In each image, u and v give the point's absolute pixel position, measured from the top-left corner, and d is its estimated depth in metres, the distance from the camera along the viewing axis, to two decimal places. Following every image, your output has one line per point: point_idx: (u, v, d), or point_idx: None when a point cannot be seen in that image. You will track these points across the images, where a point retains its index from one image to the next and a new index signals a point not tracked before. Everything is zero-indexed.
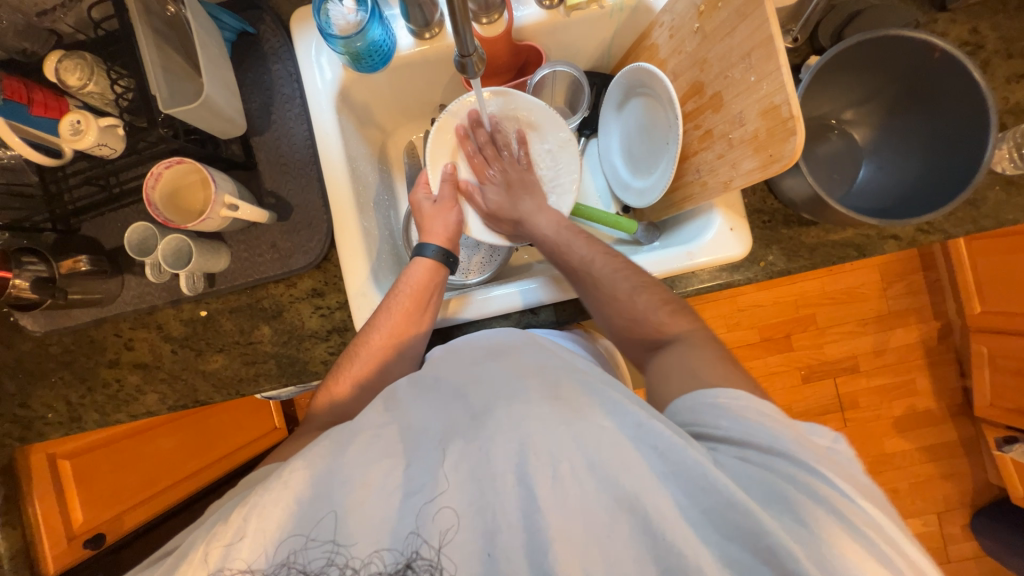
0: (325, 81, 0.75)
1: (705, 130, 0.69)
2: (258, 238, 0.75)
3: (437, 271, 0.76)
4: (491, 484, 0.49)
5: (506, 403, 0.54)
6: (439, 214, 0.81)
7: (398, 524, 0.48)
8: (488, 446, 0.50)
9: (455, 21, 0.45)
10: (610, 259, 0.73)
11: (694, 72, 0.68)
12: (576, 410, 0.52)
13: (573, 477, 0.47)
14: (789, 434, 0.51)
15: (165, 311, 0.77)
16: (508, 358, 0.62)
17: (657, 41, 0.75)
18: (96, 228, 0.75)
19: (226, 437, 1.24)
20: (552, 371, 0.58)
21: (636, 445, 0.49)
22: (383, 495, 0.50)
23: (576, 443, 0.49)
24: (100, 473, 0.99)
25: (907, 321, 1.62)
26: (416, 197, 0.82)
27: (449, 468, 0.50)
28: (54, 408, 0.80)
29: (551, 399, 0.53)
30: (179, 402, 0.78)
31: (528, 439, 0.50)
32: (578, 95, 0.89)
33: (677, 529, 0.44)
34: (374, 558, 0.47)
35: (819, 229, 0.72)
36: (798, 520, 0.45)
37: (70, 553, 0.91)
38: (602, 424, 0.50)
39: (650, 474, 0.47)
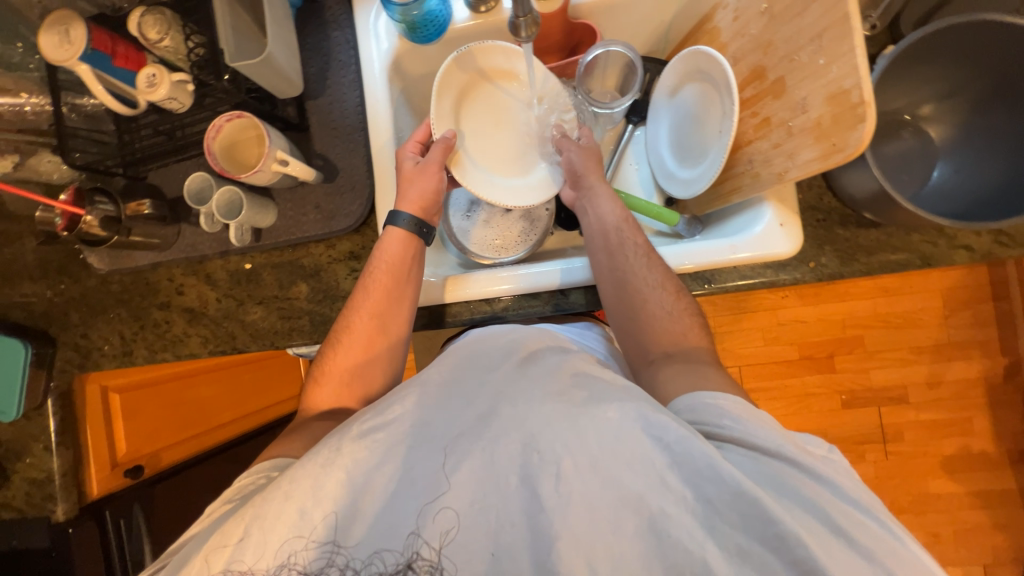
0: (380, 51, 0.77)
1: (762, 118, 0.65)
2: (303, 198, 0.78)
3: (411, 241, 0.73)
4: (496, 487, 0.49)
5: (511, 402, 0.53)
6: (416, 180, 0.73)
7: (398, 525, 0.48)
8: (493, 448, 0.50)
9: None
10: (647, 244, 0.71)
11: (757, 56, 0.65)
12: (581, 406, 0.50)
13: (577, 477, 0.47)
14: (786, 439, 0.49)
15: (214, 261, 0.82)
16: (517, 358, 0.61)
17: (720, 24, 0.71)
18: (160, 177, 0.81)
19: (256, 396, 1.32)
20: (556, 372, 0.57)
21: (644, 437, 0.47)
22: (386, 498, 0.49)
23: (579, 437, 0.48)
24: (145, 409, 1.07)
25: (968, 354, 1.49)
26: (402, 153, 0.75)
27: (450, 471, 0.50)
28: (111, 341, 0.86)
29: (555, 396, 0.52)
30: (218, 347, 0.82)
31: (529, 438, 0.50)
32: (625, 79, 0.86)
33: (680, 521, 0.44)
34: (375, 559, 0.47)
35: (880, 231, 0.67)
36: (807, 518, 0.44)
37: (113, 480, 0.97)
38: (606, 416, 0.49)
39: (654, 470, 0.46)
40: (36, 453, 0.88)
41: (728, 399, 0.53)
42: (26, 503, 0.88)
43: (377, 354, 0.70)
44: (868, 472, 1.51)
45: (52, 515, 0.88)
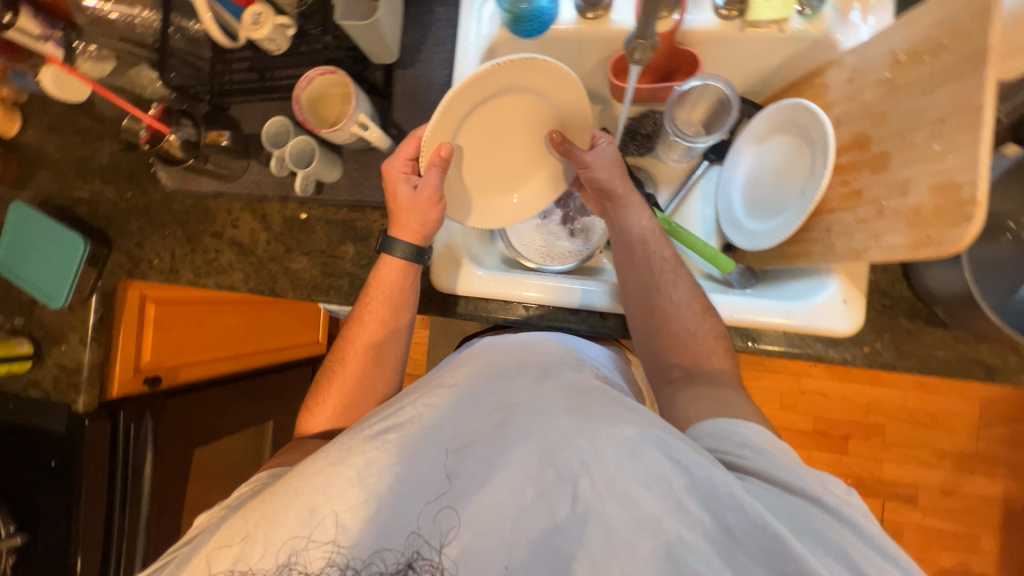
0: (478, 34, 0.76)
1: (852, 189, 0.62)
2: (371, 163, 0.79)
3: (408, 270, 0.72)
4: (511, 497, 0.48)
5: (527, 413, 0.54)
6: (415, 210, 0.69)
7: (405, 523, 0.48)
8: (508, 457, 0.50)
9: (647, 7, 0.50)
10: (674, 258, 0.72)
11: (863, 124, 0.62)
12: (594, 420, 0.51)
13: (594, 495, 0.47)
14: (810, 476, 0.48)
15: (273, 203, 0.84)
16: (534, 373, 0.61)
17: (830, 81, 0.68)
18: (241, 112, 0.83)
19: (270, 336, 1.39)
20: (572, 390, 0.57)
21: (661, 459, 0.46)
22: (394, 496, 0.49)
23: (594, 448, 0.48)
24: (174, 325, 1.11)
25: (992, 471, 1.41)
26: (393, 173, 0.70)
27: (464, 474, 0.50)
28: (161, 256, 0.89)
29: (571, 411, 0.53)
30: (257, 287, 0.84)
31: (544, 448, 0.50)
32: (710, 117, 0.85)
33: (699, 550, 0.43)
34: (375, 558, 0.46)
35: (948, 333, 0.64)
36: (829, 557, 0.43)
37: (130, 385, 1.01)
38: (623, 433, 0.48)
39: (673, 496, 0.45)
40: (72, 342, 0.93)
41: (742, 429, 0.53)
42: (53, 386, 0.93)
43: (372, 378, 0.73)
44: None
45: (73, 404, 0.92)
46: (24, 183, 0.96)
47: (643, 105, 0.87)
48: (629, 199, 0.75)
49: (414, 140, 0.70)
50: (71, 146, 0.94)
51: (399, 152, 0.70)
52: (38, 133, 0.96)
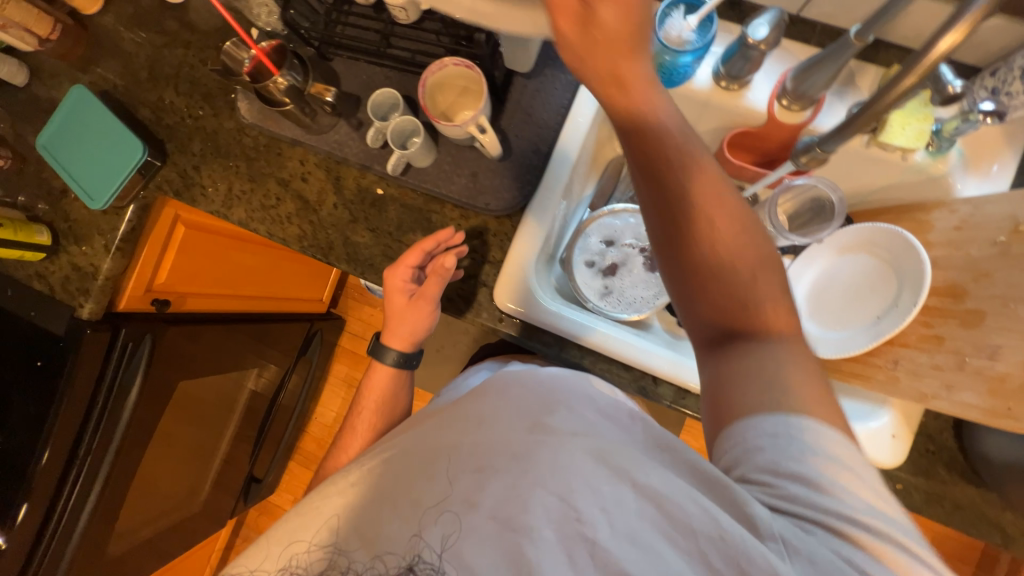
0: None
1: (933, 334, 0.63)
2: (465, 161, 0.77)
3: (398, 373, 0.83)
4: (527, 535, 0.42)
5: (551, 444, 0.45)
6: (404, 322, 0.78)
7: (403, 534, 0.46)
8: (526, 489, 0.43)
9: (835, 133, 0.54)
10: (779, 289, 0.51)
11: (962, 275, 0.63)
12: (613, 460, 0.43)
13: (629, 549, 0.40)
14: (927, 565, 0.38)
15: (351, 168, 0.81)
16: (565, 392, 0.50)
17: (935, 221, 0.69)
18: (344, 67, 0.80)
19: (275, 283, 1.35)
20: (606, 419, 0.47)
21: (693, 511, 0.40)
22: (399, 507, 0.47)
23: (613, 492, 0.42)
24: (197, 253, 1.06)
25: None
26: (393, 279, 0.75)
27: (473, 499, 0.45)
28: (216, 186, 0.85)
29: (603, 451, 0.44)
30: (310, 248, 0.81)
31: (563, 485, 0.43)
32: (794, 210, 0.82)
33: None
34: (375, 564, 0.46)
35: (980, 494, 0.65)
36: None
37: (138, 302, 0.98)
38: (662, 487, 0.41)
39: (699, 552, 0.39)
40: (94, 247, 0.87)
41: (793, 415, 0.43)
42: (61, 286, 0.88)
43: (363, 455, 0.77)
44: None
45: (78, 309, 0.88)
46: (87, 66, 0.90)
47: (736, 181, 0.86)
48: (695, 172, 0.49)
49: (418, 253, 0.73)
50: (149, 44, 0.89)
51: (402, 260, 0.73)
52: (116, 20, 0.90)
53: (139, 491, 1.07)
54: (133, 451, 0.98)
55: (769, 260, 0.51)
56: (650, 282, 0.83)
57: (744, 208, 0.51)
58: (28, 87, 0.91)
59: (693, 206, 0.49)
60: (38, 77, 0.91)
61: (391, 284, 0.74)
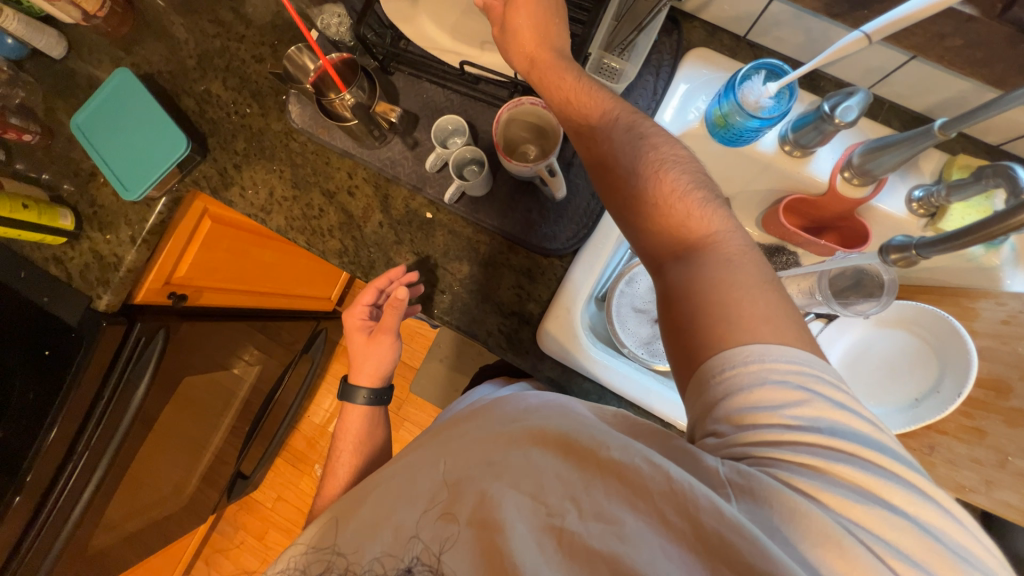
0: (677, 118, 0.74)
1: (975, 426, 0.64)
2: (521, 196, 0.76)
3: (373, 412, 0.81)
4: (497, 523, 0.45)
5: (517, 441, 0.49)
6: (366, 360, 0.79)
7: (395, 539, 0.50)
8: (494, 483, 0.47)
9: (945, 246, 0.59)
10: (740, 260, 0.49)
11: (1007, 370, 0.64)
12: (576, 449, 0.45)
13: (597, 529, 0.42)
14: (872, 462, 0.40)
15: (400, 187, 0.79)
16: (536, 399, 0.53)
17: (981, 310, 0.70)
18: (405, 85, 0.78)
19: (292, 282, 1.31)
20: (572, 411, 0.50)
21: (652, 488, 0.41)
22: (389, 514, 0.52)
23: (576, 477, 0.44)
24: (219, 248, 1.02)
25: None
26: (352, 318, 0.79)
27: (453, 501, 0.49)
28: (256, 190, 0.82)
29: (561, 435, 0.47)
30: (351, 265, 0.79)
31: (530, 477, 0.46)
32: (833, 275, 0.75)
33: (718, 564, 0.37)
34: (375, 565, 0.50)
35: None
36: (907, 538, 0.38)
37: (154, 295, 0.94)
38: (611, 462, 0.43)
39: (657, 513, 0.40)
40: (120, 236, 0.85)
41: (777, 365, 0.43)
42: (80, 274, 0.85)
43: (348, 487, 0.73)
44: None
45: (96, 301, 0.85)
46: (131, 47, 0.86)
47: (780, 240, 0.86)
48: (641, 159, 0.54)
49: (373, 290, 0.76)
50: (199, 32, 0.86)
51: (358, 299, 0.78)
52: (166, 3, 0.87)
53: (129, 487, 1.02)
54: (130, 446, 0.93)
55: (744, 252, 0.49)
56: None
57: (702, 194, 0.52)
58: (65, 61, 0.88)
59: (650, 198, 0.53)
60: (78, 53, 0.87)
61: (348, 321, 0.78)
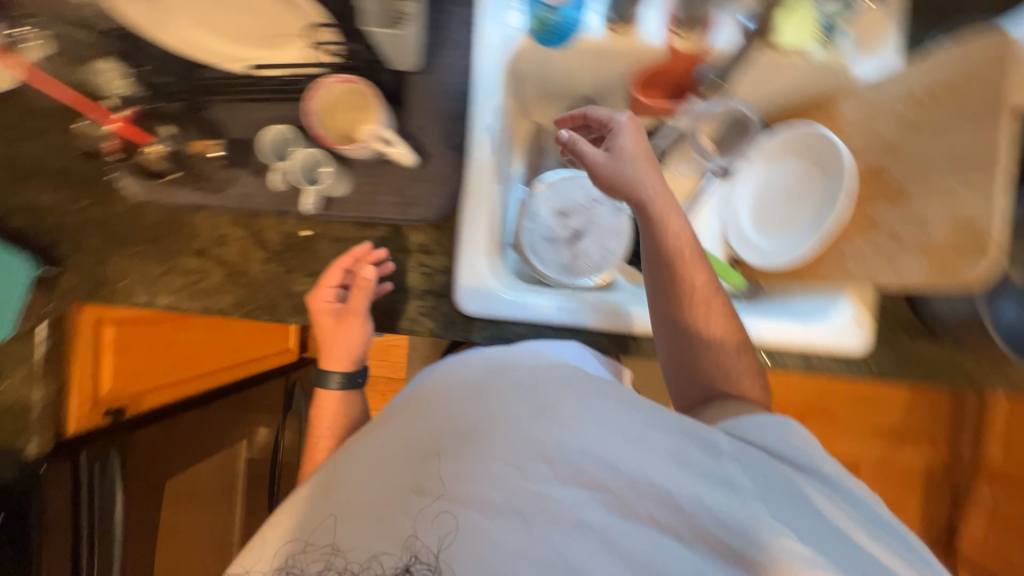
0: (501, 40, 0.72)
1: (869, 218, 0.67)
2: (385, 176, 0.73)
3: (349, 398, 0.74)
4: (496, 498, 0.47)
5: (493, 416, 0.51)
6: (338, 342, 0.72)
7: (379, 538, 0.47)
8: (482, 462, 0.48)
9: None
10: (708, 287, 0.63)
11: (879, 156, 0.66)
12: (551, 412, 0.50)
13: (589, 480, 0.47)
14: (815, 454, 0.51)
15: (268, 217, 0.75)
16: (501, 372, 0.57)
17: (844, 111, 0.72)
18: (226, 114, 0.73)
19: (237, 349, 1.28)
20: (539, 376, 0.54)
21: (650, 453, 0.47)
22: (371, 508, 0.49)
23: (554, 435, 0.48)
24: (135, 346, 0.99)
25: (920, 444, 1.59)
26: (317, 303, 0.71)
27: (437, 482, 0.48)
28: (132, 276, 0.78)
29: (537, 406, 0.51)
30: (254, 312, 0.76)
31: (510, 447, 0.48)
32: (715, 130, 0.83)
33: (705, 531, 0.45)
34: (373, 563, 0.47)
35: (939, 348, 0.70)
36: (854, 512, 0.47)
37: (89, 418, 0.90)
38: (587, 420, 0.49)
39: (648, 482, 0.46)
40: (17, 379, 0.83)
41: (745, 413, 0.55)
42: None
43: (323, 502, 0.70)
44: None
45: (24, 449, 0.84)
46: None
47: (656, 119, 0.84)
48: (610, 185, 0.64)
49: (337, 270, 0.70)
50: None
51: (323, 282, 0.71)
52: None
53: None
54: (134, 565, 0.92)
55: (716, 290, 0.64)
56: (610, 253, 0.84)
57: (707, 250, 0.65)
58: None
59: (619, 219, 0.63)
60: None
61: (311, 304, 0.71)
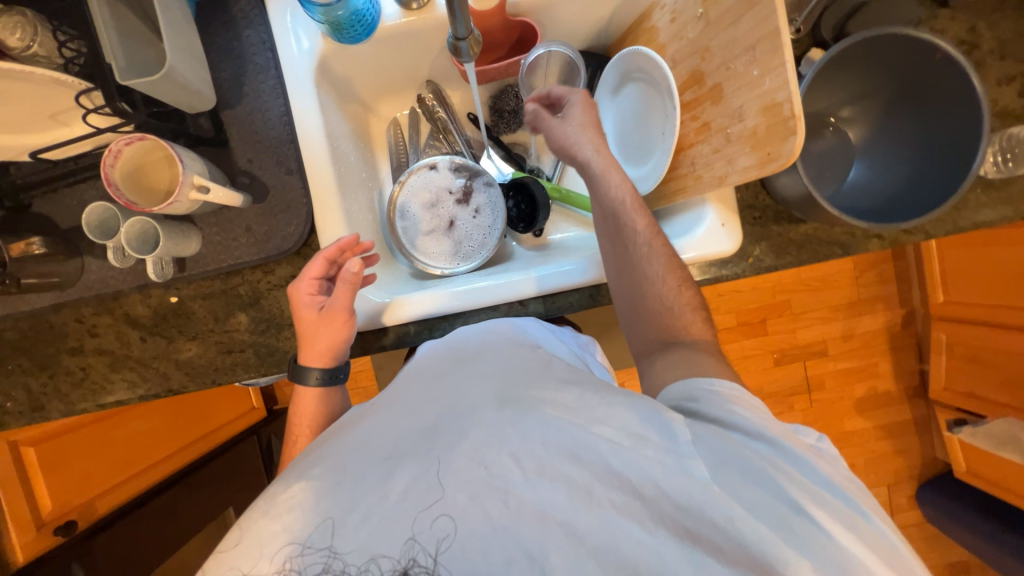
0: (301, 50, 0.70)
1: (703, 122, 0.67)
2: (231, 220, 0.71)
3: (330, 393, 0.69)
4: (477, 496, 0.43)
5: (461, 412, 0.49)
6: (320, 334, 0.66)
7: (361, 545, 0.41)
8: (454, 458, 0.44)
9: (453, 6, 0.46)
10: (650, 228, 0.63)
11: (695, 60, 0.66)
12: (513, 399, 0.48)
13: (571, 461, 0.44)
14: (771, 424, 0.47)
15: (131, 295, 0.73)
16: (474, 363, 0.57)
17: (658, 24, 0.72)
18: (49, 206, 0.70)
19: (202, 420, 1.25)
20: (508, 368, 0.54)
21: (612, 429, 0.45)
22: (347, 504, 0.43)
23: (531, 421, 0.45)
24: (70, 458, 0.97)
25: (875, 309, 1.65)
26: (299, 294, 0.66)
27: (413, 480, 0.44)
28: (13, 396, 0.74)
29: (505, 398, 0.49)
30: (151, 392, 0.74)
31: (482, 441, 0.45)
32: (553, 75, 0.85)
33: (670, 516, 0.42)
34: (370, 566, 0.41)
35: (808, 226, 0.71)
36: (829, 496, 0.43)
37: (39, 542, 0.90)
38: (562, 400, 0.48)
39: (605, 465, 0.43)
40: None
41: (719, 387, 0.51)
42: None
43: None
44: (796, 420, 1.68)
45: None
46: None
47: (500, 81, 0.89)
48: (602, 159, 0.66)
49: (320, 261, 0.66)
50: None
51: (305, 272, 0.66)
52: None
53: None
54: None
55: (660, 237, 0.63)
56: (489, 227, 0.83)
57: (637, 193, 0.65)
58: None
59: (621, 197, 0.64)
60: None
61: (294, 299, 0.66)
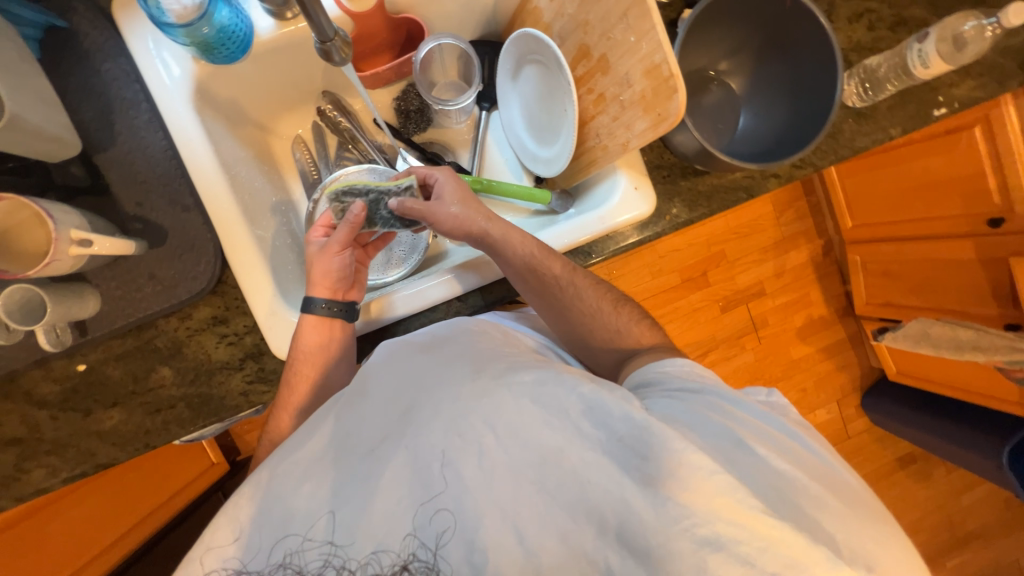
0: (172, 78, 0.66)
1: (598, 94, 0.69)
2: (131, 270, 0.65)
3: (330, 325, 0.67)
4: (460, 479, 0.46)
5: (435, 393, 0.52)
6: (321, 261, 0.67)
7: (365, 532, 0.44)
8: (425, 438, 0.48)
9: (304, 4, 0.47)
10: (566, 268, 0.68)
11: (578, 35, 0.68)
12: (488, 372, 0.52)
13: (545, 432, 0.47)
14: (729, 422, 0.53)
15: (30, 372, 0.66)
16: (444, 346, 0.58)
17: (540, 4, 0.73)
18: None
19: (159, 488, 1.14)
20: (476, 351, 0.56)
21: (571, 392, 0.49)
22: (338, 489, 0.47)
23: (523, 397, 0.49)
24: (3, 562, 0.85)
25: (798, 244, 1.78)
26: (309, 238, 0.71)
27: (398, 465, 0.47)
28: None
29: (476, 374, 0.52)
30: (77, 472, 0.67)
31: (459, 419, 0.48)
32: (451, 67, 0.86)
33: (622, 458, 0.46)
34: (373, 560, 0.43)
35: (713, 176, 0.75)
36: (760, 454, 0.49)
37: None
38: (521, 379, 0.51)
39: (573, 427, 0.48)
40: None
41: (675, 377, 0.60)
42: None
43: None
44: (750, 358, 1.78)
45: None
46: None
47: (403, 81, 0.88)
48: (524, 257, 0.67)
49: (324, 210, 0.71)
50: None
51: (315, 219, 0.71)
52: None
53: None
54: None
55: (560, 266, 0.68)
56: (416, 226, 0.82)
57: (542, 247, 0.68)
58: None
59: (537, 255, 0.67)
60: None
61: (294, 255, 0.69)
